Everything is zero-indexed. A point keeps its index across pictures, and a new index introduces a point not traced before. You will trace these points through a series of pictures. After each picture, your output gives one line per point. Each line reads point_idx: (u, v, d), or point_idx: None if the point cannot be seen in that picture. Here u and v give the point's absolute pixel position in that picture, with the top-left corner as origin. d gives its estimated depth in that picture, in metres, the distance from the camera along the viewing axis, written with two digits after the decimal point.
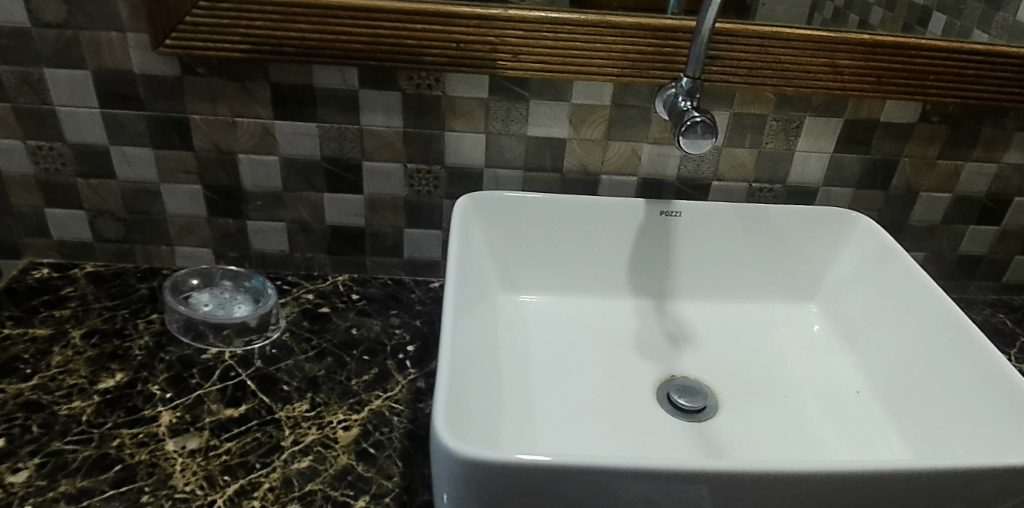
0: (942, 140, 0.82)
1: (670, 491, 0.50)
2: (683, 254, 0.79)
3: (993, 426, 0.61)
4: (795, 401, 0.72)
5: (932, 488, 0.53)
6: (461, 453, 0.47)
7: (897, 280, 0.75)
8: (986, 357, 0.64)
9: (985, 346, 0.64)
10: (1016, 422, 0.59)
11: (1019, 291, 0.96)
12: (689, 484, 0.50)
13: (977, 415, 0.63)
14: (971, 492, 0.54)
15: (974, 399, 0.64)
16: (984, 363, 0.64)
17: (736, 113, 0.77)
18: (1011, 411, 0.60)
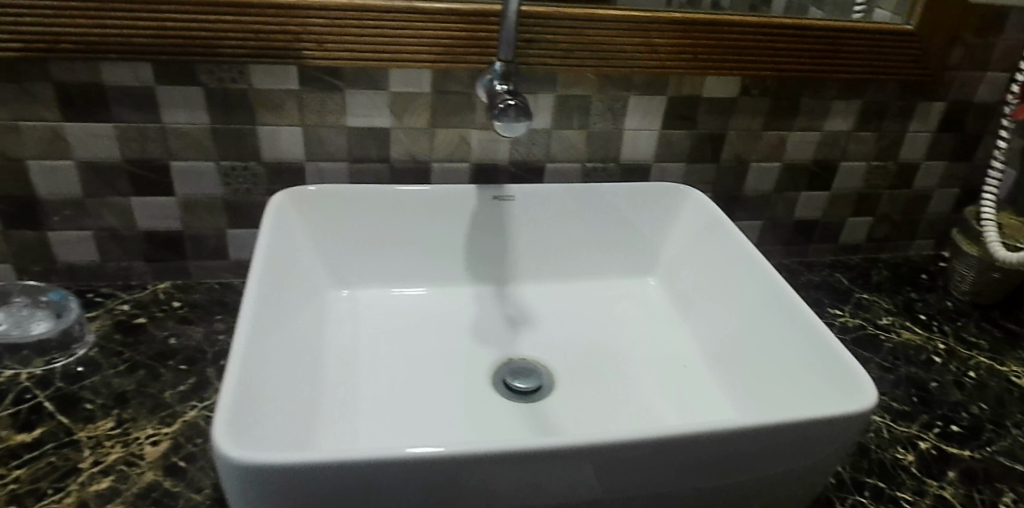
0: (765, 112, 0.85)
1: (559, 476, 0.52)
2: (519, 237, 0.80)
3: (810, 382, 0.64)
4: (630, 373, 0.74)
5: (760, 446, 0.57)
6: (251, 460, 0.45)
7: (726, 250, 0.78)
8: (803, 317, 0.67)
9: (801, 306, 0.68)
10: (828, 377, 0.62)
11: (853, 251, 1.02)
12: (577, 469, 0.52)
13: (795, 372, 0.66)
14: (794, 441, 0.58)
15: (792, 358, 0.67)
16: (798, 323, 0.67)
17: (561, 95, 0.78)
18: (823, 368, 0.63)
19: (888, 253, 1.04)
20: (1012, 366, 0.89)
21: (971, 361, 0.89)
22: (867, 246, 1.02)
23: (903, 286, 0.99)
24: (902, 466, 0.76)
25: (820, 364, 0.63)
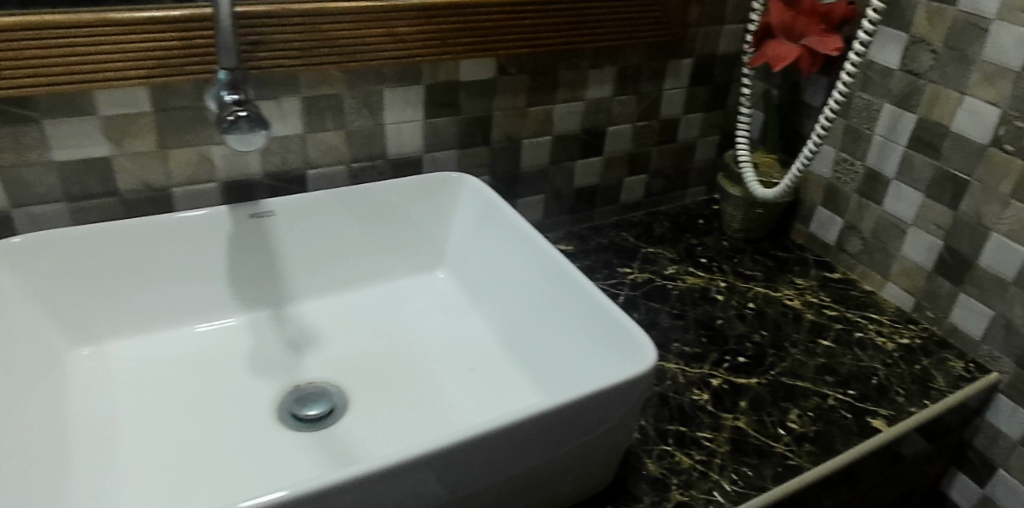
0: (526, 89, 0.86)
1: (397, 484, 0.53)
2: (288, 253, 0.76)
3: (600, 354, 0.67)
4: (429, 376, 0.73)
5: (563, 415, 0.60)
6: None
7: (507, 233, 0.78)
8: (585, 292, 0.69)
9: (581, 278, 0.70)
10: (614, 346, 0.66)
11: (637, 208, 1.06)
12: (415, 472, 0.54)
13: (585, 346, 0.69)
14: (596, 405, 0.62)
15: (580, 332, 0.70)
16: (581, 296, 0.70)
17: (308, 96, 0.74)
18: (609, 337, 0.66)
19: (667, 205, 1.09)
20: (784, 290, 0.98)
21: (749, 293, 0.97)
22: (647, 202, 1.06)
23: (683, 233, 1.04)
24: (700, 406, 0.82)
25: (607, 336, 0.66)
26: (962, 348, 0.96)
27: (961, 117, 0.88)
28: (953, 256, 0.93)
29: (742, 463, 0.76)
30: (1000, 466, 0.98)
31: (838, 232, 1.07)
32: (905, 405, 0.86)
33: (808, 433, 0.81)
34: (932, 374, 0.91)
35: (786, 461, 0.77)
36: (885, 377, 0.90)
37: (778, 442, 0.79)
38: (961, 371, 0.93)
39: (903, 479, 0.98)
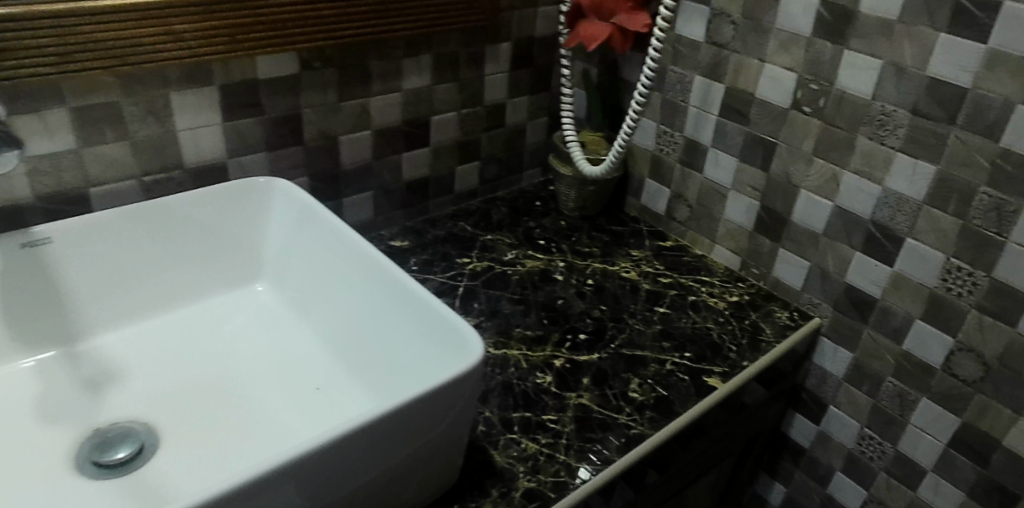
0: (335, 83, 0.84)
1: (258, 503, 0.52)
2: (78, 282, 0.71)
3: (423, 346, 0.68)
4: (253, 395, 0.71)
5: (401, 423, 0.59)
6: None
7: (322, 234, 0.78)
8: (401, 284, 0.70)
9: (398, 273, 0.71)
10: (439, 337, 0.67)
11: (474, 197, 1.07)
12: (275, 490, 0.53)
13: (406, 340, 0.70)
14: (438, 410, 0.62)
15: (405, 328, 0.70)
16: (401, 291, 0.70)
17: (79, 106, 0.68)
18: (431, 329, 0.68)
19: (505, 190, 1.11)
20: (621, 263, 1.04)
21: (588, 270, 1.01)
22: (482, 190, 1.07)
23: (521, 217, 1.06)
24: (544, 389, 0.85)
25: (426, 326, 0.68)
26: (786, 298, 1.04)
27: (764, 83, 0.93)
28: (769, 215, 1.00)
29: (588, 440, 0.80)
30: (830, 404, 1.06)
31: (666, 202, 1.12)
32: (738, 360, 0.93)
33: (648, 401, 0.86)
34: (761, 326, 0.99)
35: (629, 431, 0.81)
36: (719, 336, 0.96)
37: (621, 414, 0.84)
38: (786, 320, 1.01)
39: (747, 425, 1.04)
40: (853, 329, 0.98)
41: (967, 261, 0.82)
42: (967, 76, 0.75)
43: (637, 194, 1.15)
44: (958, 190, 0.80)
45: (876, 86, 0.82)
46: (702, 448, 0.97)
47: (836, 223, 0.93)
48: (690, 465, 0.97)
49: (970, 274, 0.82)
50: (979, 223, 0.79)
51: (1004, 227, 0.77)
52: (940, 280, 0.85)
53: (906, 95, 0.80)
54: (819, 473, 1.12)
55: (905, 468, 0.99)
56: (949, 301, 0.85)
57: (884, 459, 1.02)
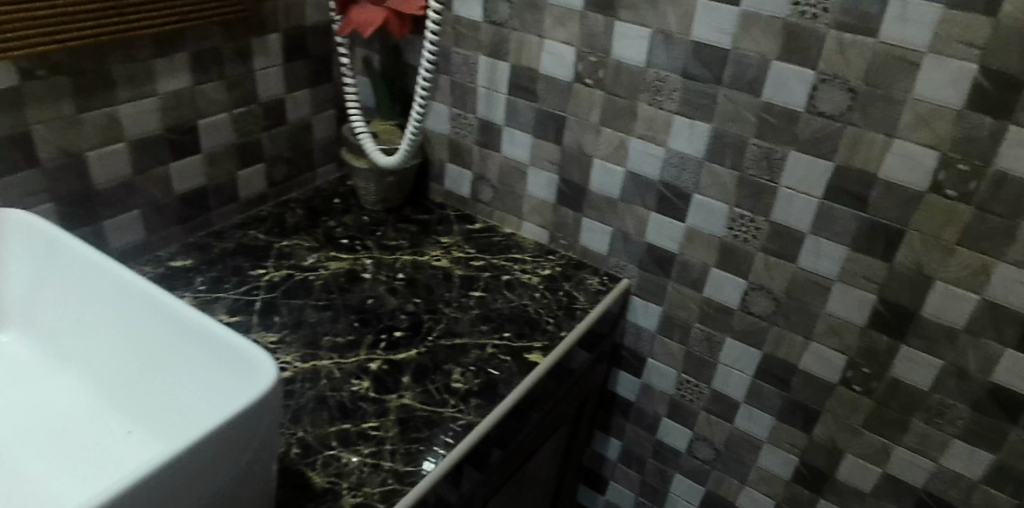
0: (71, 93, 0.76)
1: None
2: None
3: (197, 372, 0.63)
4: (21, 469, 0.65)
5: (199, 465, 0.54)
6: None
7: (68, 268, 0.70)
8: (161, 308, 0.64)
9: (151, 293, 0.65)
10: (212, 357, 0.62)
11: (261, 202, 1.05)
12: None
13: (180, 368, 0.65)
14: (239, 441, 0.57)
15: (170, 354, 0.65)
16: (159, 315, 0.64)
17: None
18: (203, 350, 0.62)
19: (297, 190, 1.10)
20: (431, 252, 1.04)
21: (397, 264, 1.01)
22: (272, 193, 1.06)
23: (319, 218, 1.06)
24: (361, 396, 0.82)
25: (195, 349, 0.63)
26: (595, 265, 1.10)
27: (546, 60, 0.99)
28: (567, 185, 1.06)
29: (414, 440, 0.78)
30: (647, 357, 1.14)
31: (469, 184, 1.14)
32: (555, 330, 0.96)
33: (473, 389, 0.86)
34: (575, 295, 1.02)
35: (456, 423, 0.81)
36: (536, 311, 0.98)
37: (446, 407, 0.83)
38: (597, 285, 1.05)
39: (576, 390, 1.07)
40: (658, 285, 1.07)
41: (749, 209, 0.97)
42: (726, 38, 0.89)
43: (440, 181, 1.16)
44: (732, 144, 0.95)
45: (648, 53, 0.94)
46: (536, 421, 0.97)
47: (629, 186, 1.02)
48: (525, 441, 0.97)
49: (752, 221, 0.98)
50: (755, 173, 0.95)
51: (775, 174, 0.94)
52: (728, 230, 0.99)
53: (676, 61, 0.93)
54: (647, 422, 1.20)
55: (721, 404, 1.11)
56: (739, 248, 1.00)
57: (702, 399, 1.12)
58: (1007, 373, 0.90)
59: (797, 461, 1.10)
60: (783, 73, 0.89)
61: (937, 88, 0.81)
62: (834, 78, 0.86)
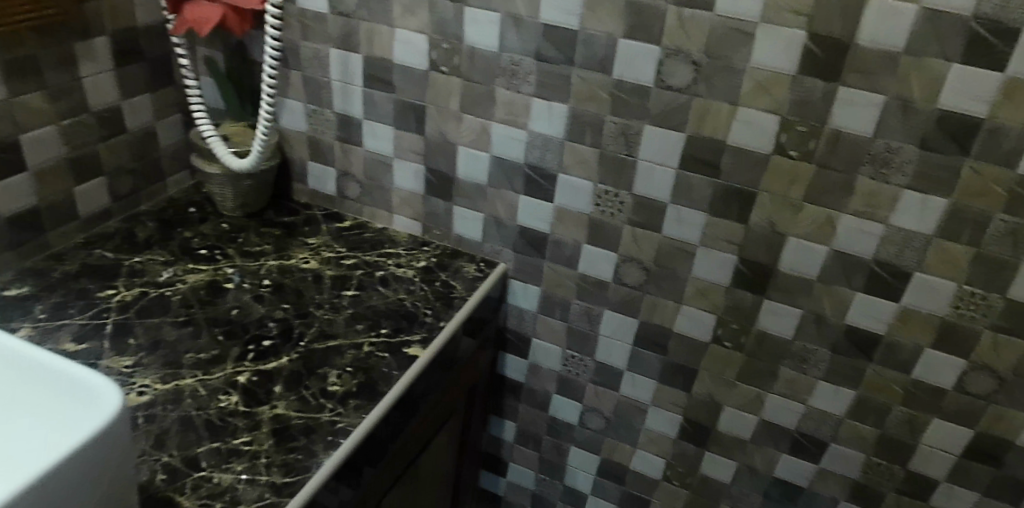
0: None
1: None
2: None
3: (41, 410, 0.60)
4: None
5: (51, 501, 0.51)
6: None
7: None
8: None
9: None
10: (60, 391, 0.59)
11: (106, 218, 1.01)
12: None
13: (20, 410, 0.61)
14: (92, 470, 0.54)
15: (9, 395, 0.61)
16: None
17: None
18: (47, 385, 0.59)
19: (146, 202, 1.06)
20: (298, 254, 1.03)
21: (262, 270, 0.99)
22: (117, 208, 1.02)
23: (174, 229, 1.03)
24: (231, 412, 0.79)
25: (40, 386, 0.60)
26: (471, 252, 1.10)
27: (399, 49, 0.98)
28: (434, 174, 1.05)
29: (290, 449, 0.76)
30: (532, 337, 1.16)
31: (334, 182, 1.11)
32: (432, 320, 0.97)
33: (350, 389, 0.85)
34: (452, 284, 1.03)
35: (334, 427, 0.79)
36: (412, 304, 0.99)
37: (322, 412, 0.81)
38: (474, 272, 1.06)
39: (463, 378, 1.07)
40: (534, 266, 1.09)
41: (612, 184, 1.00)
42: (573, 19, 0.91)
43: (303, 180, 1.13)
44: (590, 122, 0.97)
45: (501, 37, 0.94)
46: (422, 415, 0.97)
47: (495, 171, 1.03)
48: (414, 436, 0.97)
49: (616, 196, 1.01)
50: (614, 149, 0.98)
51: (632, 148, 0.97)
52: (594, 206, 1.02)
53: (528, 44, 0.94)
54: (539, 401, 1.22)
55: (606, 375, 1.15)
56: (607, 222, 1.03)
57: (588, 372, 1.15)
58: (857, 313, 1.01)
59: (682, 419, 1.15)
60: (629, 50, 0.91)
61: (771, 55, 0.88)
62: (678, 53, 0.90)
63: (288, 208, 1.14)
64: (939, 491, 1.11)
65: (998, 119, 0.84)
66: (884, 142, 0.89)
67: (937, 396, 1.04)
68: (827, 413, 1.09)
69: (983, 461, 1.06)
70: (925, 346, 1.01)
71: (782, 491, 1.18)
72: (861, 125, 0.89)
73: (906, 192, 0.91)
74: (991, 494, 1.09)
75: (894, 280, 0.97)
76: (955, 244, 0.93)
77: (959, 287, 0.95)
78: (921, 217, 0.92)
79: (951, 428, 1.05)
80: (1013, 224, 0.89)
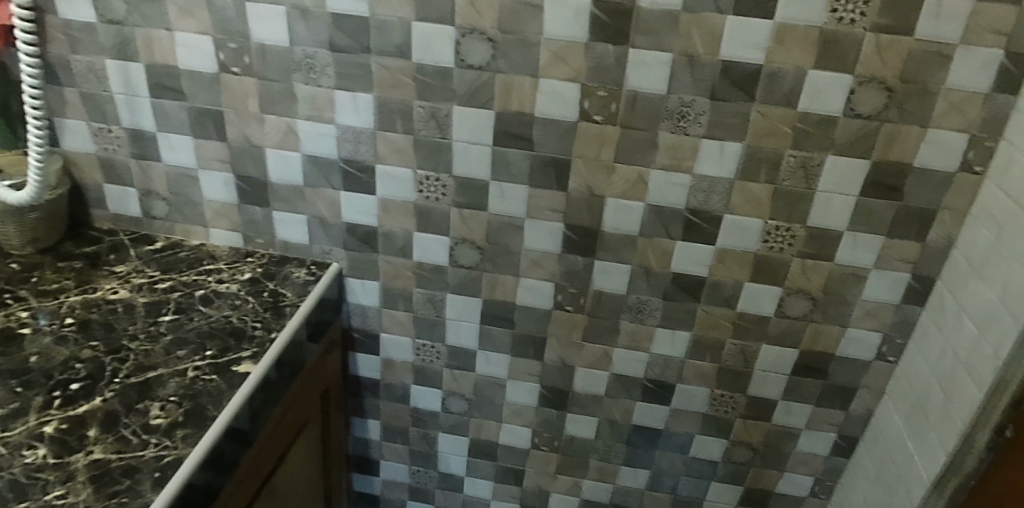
0: None
1: None
2: None
3: None
4: None
5: None
6: None
7: None
8: None
9: None
10: None
11: None
12: None
13: None
14: None
15: None
16: None
17: None
18: None
19: None
20: (103, 285, 0.99)
21: (63, 308, 0.94)
22: None
23: None
24: (37, 467, 0.72)
25: None
26: (300, 256, 1.08)
27: (182, 53, 0.94)
28: (245, 181, 1.03)
29: (112, 494, 0.71)
30: (380, 332, 1.15)
31: (137, 202, 1.07)
32: (262, 333, 0.95)
33: (177, 420, 0.80)
34: (281, 292, 1.02)
35: (161, 462, 0.74)
36: (240, 320, 0.97)
37: (147, 449, 0.76)
38: (305, 276, 1.05)
39: (309, 385, 1.04)
40: (369, 261, 1.08)
41: (431, 169, 1.00)
42: (362, 6, 0.89)
43: (103, 205, 1.07)
44: (398, 109, 0.96)
45: (291, 32, 0.92)
46: (268, 431, 0.93)
47: (310, 169, 1.01)
48: (264, 453, 0.92)
49: (438, 180, 1.01)
50: (427, 133, 0.97)
51: (445, 131, 0.97)
52: (418, 192, 1.02)
53: (321, 35, 0.92)
54: (398, 395, 1.21)
55: (460, 357, 1.16)
56: (433, 207, 1.03)
57: (442, 357, 1.16)
58: (680, 260, 1.07)
59: (540, 387, 1.19)
60: (424, 32, 0.91)
61: (560, 25, 0.90)
62: (473, 31, 0.91)
63: (87, 237, 1.08)
64: (779, 410, 1.21)
65: (774, 63, 0.91)
66: (678, 98, 0.95)
67: (763, 325, 1.13)
68: (669, 358, 1.16)
69: (810, 376, 1.17)
70: (745, 281, 1.09)
71: (644, 437, 1.24)
72: (655, 83, 0.94)
73: (705, 141, 0.97)
74: (821, 404, 1.20)
75: (707, 225, 1.04)
76: (754, 184, 1.00)
77: (765, 222, 1.03)
78: (721, 163, 0.99)
79: (779, 351, 1.15)
80: (801, 158, 0.98)
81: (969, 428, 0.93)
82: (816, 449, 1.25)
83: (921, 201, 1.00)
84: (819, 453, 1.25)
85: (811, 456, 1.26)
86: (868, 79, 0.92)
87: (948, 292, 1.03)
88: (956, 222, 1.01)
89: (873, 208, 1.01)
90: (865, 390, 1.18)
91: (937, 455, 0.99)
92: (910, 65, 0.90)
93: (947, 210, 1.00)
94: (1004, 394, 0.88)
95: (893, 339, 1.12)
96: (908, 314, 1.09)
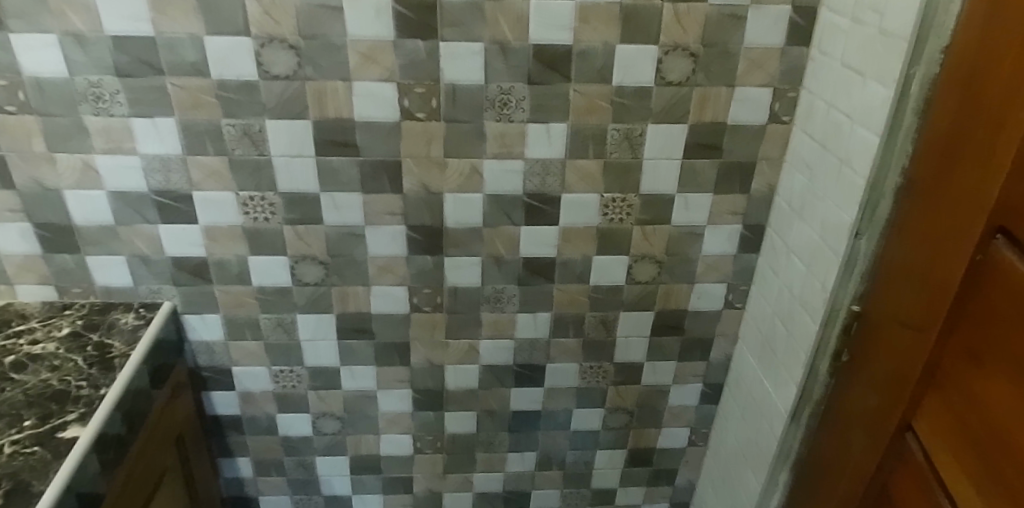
0: None
1: None
2: None
3: None
4: None
5: None
6: None
7: None
8: None
9: None
10: None
11: None
12: None
13: None
14: None
15: None
16: None
17: None
18: None
19: None
20: None
21: None
22: None
23: None
24: None
25: None
26: (125, 300, 1.02)
27: None
28: (45, 228, 0.95)
29: None
30: (231, 366, 1.10)
31: None
32: (88, 389, 0.88)
33: None
34: (108, 342, 0.95)
35: None
36: (61, 381, 0.89)
37: None
38: (134, 321, 0.99)
39: (162, 433, 0.97)
40: (204, 293, 1.03)
41: (253, 189, 0.96)
42: (144, 25, 0.84)
43: None
44: (205, 131, 0.91)
45: (68, 61, 0.85)
46: (125, 487, 0.86)
47: (119, 207, 0.95)
48: None
49: (264, 199, 0.97)
50: (242, 152, 0.93)
51: (261, 147, 0.93)
52: (244, 215, 0.97)
53: (104, 61, 0.85)
54: (264, 426, 1.17)
55: (323, 376, 1.13)
56: (264, 229, 0.99)
57: (303, 380, 1.13)
58: (528, 244, 1.08)
59: (411, 391, 1.17)
60: (220, 47, 0.86)
61: (363, 25, 0.87)
62: (272, 40, 0.87)
63: None
64: (646, 371, 1.26)
65: (583, 42, 0.93)
66: (496, 86, 0.95)
67: (617, 293, 1.16)
68: (534, 340, 1.17)
69: (669, 334, 1.22)
70: (593, 255, 1.11)
71: (524, 420, 1.26)
72: (472, 74, 0.93)
73: (530, 126, 0.98)
74: (684, 358, 1.26)
75: (548, 207, 1.06)
76: (585, 160, 1.03)
77: (601, 196, 1.06)
78: (550, 144, 1.00)
79: (637, 316, 1.19)
80: (623, 130, 1.01)
81: (812, 359, 1.00)
82: (687, 401, 1.31)
83: (740, 155, 1.06)
84: (690, 404, 1.31)
85: (684, 408, 1.32)
86: (672, 47, 0.96)
87: (776, 237, 1.11)
88: (773, 170, 1.08)
89: (697, 168, 1.07)
90: (721, 338, 1.24)
91: (789, 388, 1.06)
92: (706, 29, 0.95)
93: (764, 160, 1.07)
94: (834, 322, 0.95)
95: (737, 287, 1.19)
96: (746, 261, 1.17)
